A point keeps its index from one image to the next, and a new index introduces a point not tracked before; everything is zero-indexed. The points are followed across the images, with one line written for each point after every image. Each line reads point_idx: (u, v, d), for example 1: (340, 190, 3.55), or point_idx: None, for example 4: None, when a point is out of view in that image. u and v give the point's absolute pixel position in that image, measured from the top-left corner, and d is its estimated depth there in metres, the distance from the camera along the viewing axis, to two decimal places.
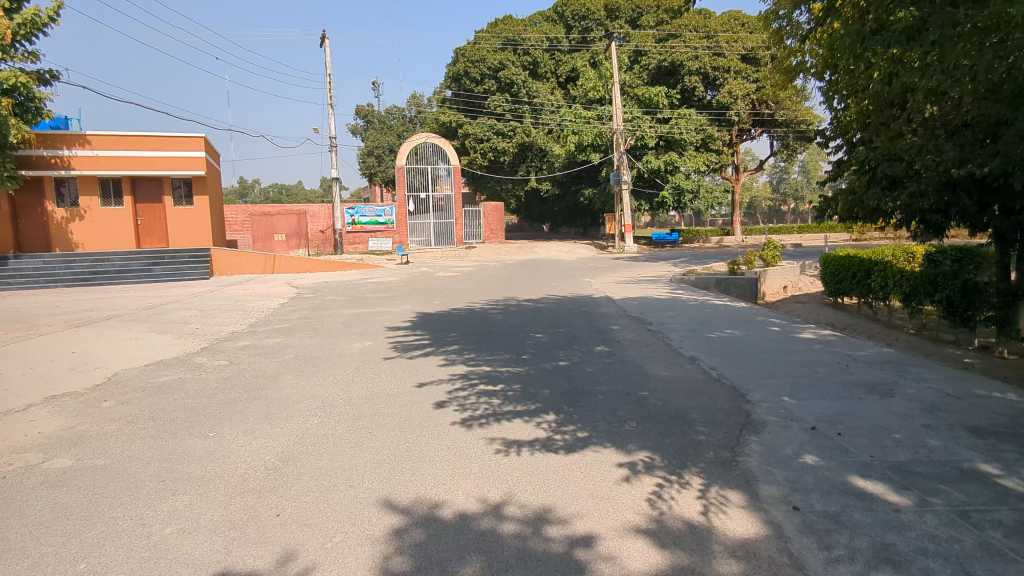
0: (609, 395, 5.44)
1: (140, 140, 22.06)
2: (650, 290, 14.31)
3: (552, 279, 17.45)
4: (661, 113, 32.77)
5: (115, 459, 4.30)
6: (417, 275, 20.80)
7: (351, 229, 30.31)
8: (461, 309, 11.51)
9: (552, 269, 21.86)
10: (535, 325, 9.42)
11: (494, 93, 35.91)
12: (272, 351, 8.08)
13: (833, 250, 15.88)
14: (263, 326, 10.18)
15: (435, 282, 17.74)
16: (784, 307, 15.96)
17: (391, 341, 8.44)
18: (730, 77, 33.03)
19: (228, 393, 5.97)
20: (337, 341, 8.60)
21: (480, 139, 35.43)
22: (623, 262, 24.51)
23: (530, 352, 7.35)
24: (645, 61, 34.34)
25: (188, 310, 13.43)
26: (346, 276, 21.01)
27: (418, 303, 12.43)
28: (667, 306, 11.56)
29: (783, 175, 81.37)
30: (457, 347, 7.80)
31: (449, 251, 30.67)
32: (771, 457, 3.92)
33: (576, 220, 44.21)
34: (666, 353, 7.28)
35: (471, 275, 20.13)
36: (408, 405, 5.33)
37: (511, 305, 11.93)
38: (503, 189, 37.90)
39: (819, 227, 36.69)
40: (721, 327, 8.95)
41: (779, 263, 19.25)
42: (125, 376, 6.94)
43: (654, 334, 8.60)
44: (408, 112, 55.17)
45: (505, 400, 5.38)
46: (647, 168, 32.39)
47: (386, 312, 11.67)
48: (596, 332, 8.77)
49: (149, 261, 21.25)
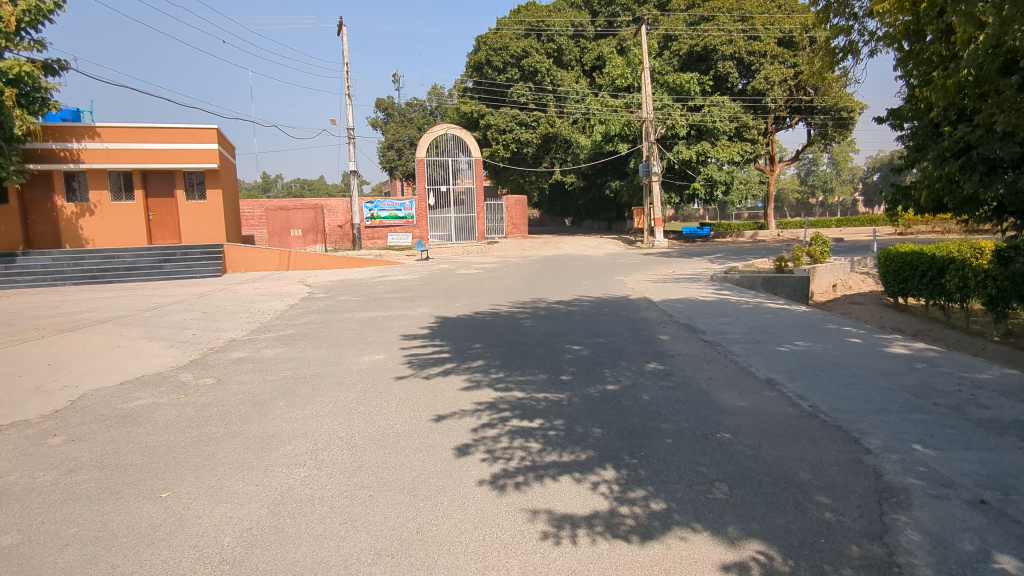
0: (681, 438, 4.22)
1: (151, 132, 21.27)
2: (692, 291, 12.99)
3: (582, 278, 16.23)
4: (693, 101, 31.27)
5: (27, 536, 3.19)
6: (437, 273, 19.73)
7: (369, 223, 29.28)
8: (486, 313, 10.35)
9: (579, 266, 20.62)
10: (571, 334, 8.17)
11: (517, 82, 34.63)
12: (268, 367, 6.95)
13: (893, 245, 14.29)
14: (265, 334, 9.10)
15: (457, 281, 16.62)
16: (837, 308, 14.55)
17: (406, 355, 7.28)
18: (766, 61, 31.43)
19: (204, 428, 4.84)
20: (344, 354, 7.44)
21: (502, 130, 34.23)
22: (654, 257, 23.22)
23: (569, 372, 6.15)
24: (675, 47, 32.83)
25: (190, 312, 12.44)
26: (363, 273, 20.02)
27: (437, 306, 11.27)
28: (718, 310, 10.24)
29: (811, 167, 78.84)
30: (481, 364, 6.60)
31: (470, 247, 29.57)
32: (945, 559, 2.70)
33: (601, 214, 42.90)
34: (734, 373, 6.02)
35: (494, 272, 19.01)
36: (422, 451, 4.16)
37: (541, 309, 10.73)
38: (526, 182, 36.64)
39: (859, 220, 34.81)
40: (790, 337, 7.64)
41: (827, 259, 17.79)
42: (91, 399, 5.88)
43: (713, 347, 7.32)
44: (428, 104, 54.01)
45: (546, 444, 4.17)
46: (678, 159, 31.14)
47: (402, 316, 10.53)
48: (644, 344, 7.51)
49: (160, 258, 20.42)
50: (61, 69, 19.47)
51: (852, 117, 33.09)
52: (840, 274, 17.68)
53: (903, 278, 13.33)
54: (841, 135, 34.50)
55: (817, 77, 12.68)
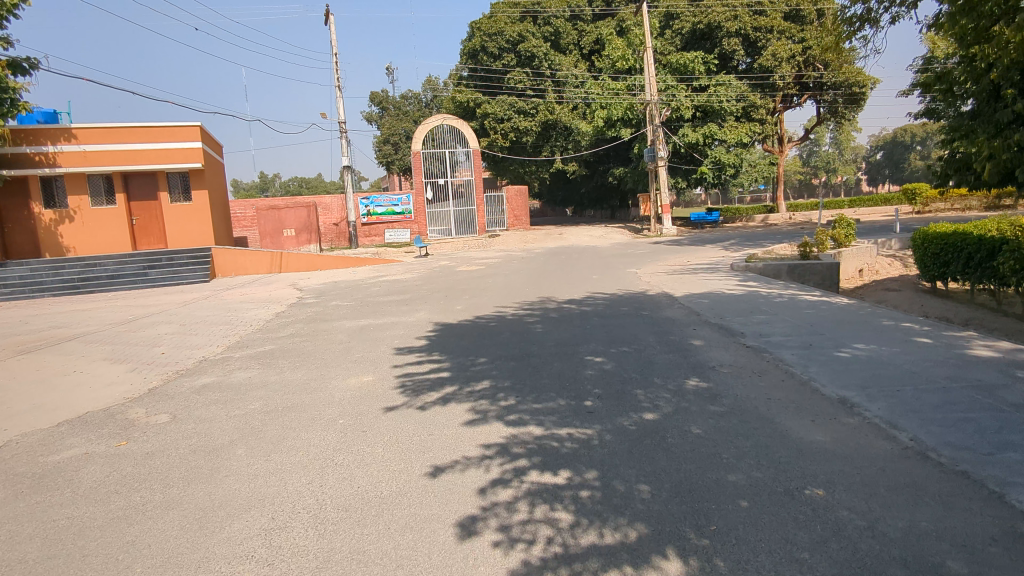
0: (762, 500, 3.14)
1: (131, 132, 20.11)
2: (715, 283, 11.92)
3: (592, 271, 15.14)
4: (698, 82, 30.16)
5: None
6: (436, 270, 18.67)
7: (366, 220, 28.46)
8: (489, 318, 9.27)
9: (586, 258, 19.56)
10: (589, 342, 7.07)
11: (514, 68, 33.40)
12: (236, 396, 5.86)
13: (929, 226, 13.34)
14: (241, 351, 8.02)
15: (457, 279, 15.58)
16: (869, 296, 13.48)
17: (399, 375, 6.19)
18: (773, 37, 30.41)
19: (132, 496, 3.74)
20: (326, 376, 6.35)
21: (500, 119, 33.07)
22: (664, 246, 22.18)
23: (596, 395, 5.06)
24: (677, 25, 31.72)
25: (166, 325, 11.35)
26: (359, 274, 18.96)
27: (437, 311, 10.18)
28: (749, 305, 9.14)
29: (813, 148, 77.70)
30: (487, 386, 5.51)
31: (472, 241, 28.50)
32: None
33: (604, 203, 41.85)
34: (797, 392, 4.93)
35: (498, 268, 17.92)
36: (413, 531, 3.07)
37: (551, 311, 9.64)
38: (526, 172, 35.46)
39: (874, 200, 33.74)
40: (848, 339, 6.55)
41: (852, 243, 16.71)
42: (13, 450, 4.81)
43: (759, 355, 6.21)
44: (423, 96, 52.69)
45: (580, 515, 3.09)
46: (684, 142, 29.97)
47: (397, 324, 9.44)
48: (678, 354, 6.41)
49: (144, 265, 19.35)
50: (31, 68, 18.36)
51: (863, 91, 31.99)
52: (866, 258, 16.64)
53: (944, 262, 12.33)
54: (852, 111, 33.43)
55: (841, 43, 11.58)
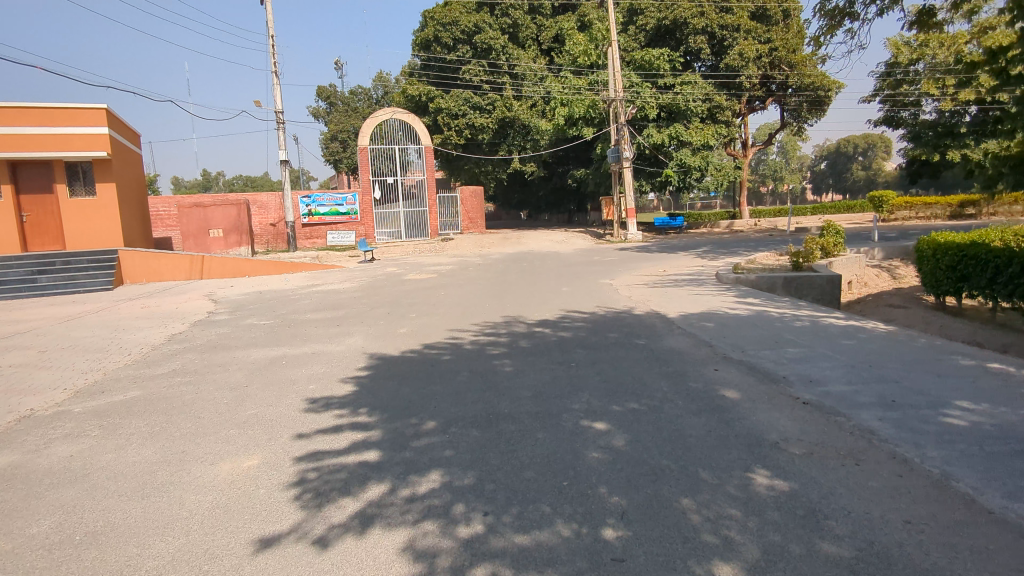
0: None
1: (19, 113, 17.00)
2: (710, 299, 10.15)
3: (562, 282, 13.23)
4: (664, 80, 28.82)
5: None
6: (380, 279, 16.42)
7: (307, 221, 25.96)
8: (441, 348, 7.15)
9: (549, 265, 17.62)
10: (580, 393, 5.05)
11: (469, 60, 31.28)
12: (24, 500, 3.57)
13: (938, 235, 11.93)
14: (88, 401, 5.65)
15: (405, 290, 13.39)
16: (873, 314, 11.98)
17: (302, 459, 4.03)
18: (740, 36, 29.51)
19: None
20: (189, 455, 4.14)
21: (454, 115, 31.00)
22: (632, 253, 20.51)
23: (620, 516, 3.04)
24: (641, 21, 30.35)
25: (22, 348, 8.77)
26: (290, 282, 16.56)
27: (375, 337, 8.01)
28: (769, 333, 7.32)
29: (761, 157, 78.81)
30: (438, 489, 3.43)
31: (423, 244, 26.25)
32: None
33: (561, 206, 40.33)
34: (946, 508, 3.03)
35: (453, 276, 15.85)
36: None
37: (520, 338, 7.58)
38: (482, 172, 33.49)
39: (835, 207, 33.26)
40: (942, 393, 4.73)
41: (841, 252, 15.42)
42: None
43: (831, 419, 4.33)
44: (374, 92, 50.45)
45: None
46: (649, 143, 28.58)
47: (320, 355, 7.22)
48: (714, 417, 4.46)
49: (34, 269, 16.39)
50: None
51: (828, 95, 31.31)
52: (855, 268, 15.34)
53: (962, 276, 10.94)
54: (814, 116, 32.76)
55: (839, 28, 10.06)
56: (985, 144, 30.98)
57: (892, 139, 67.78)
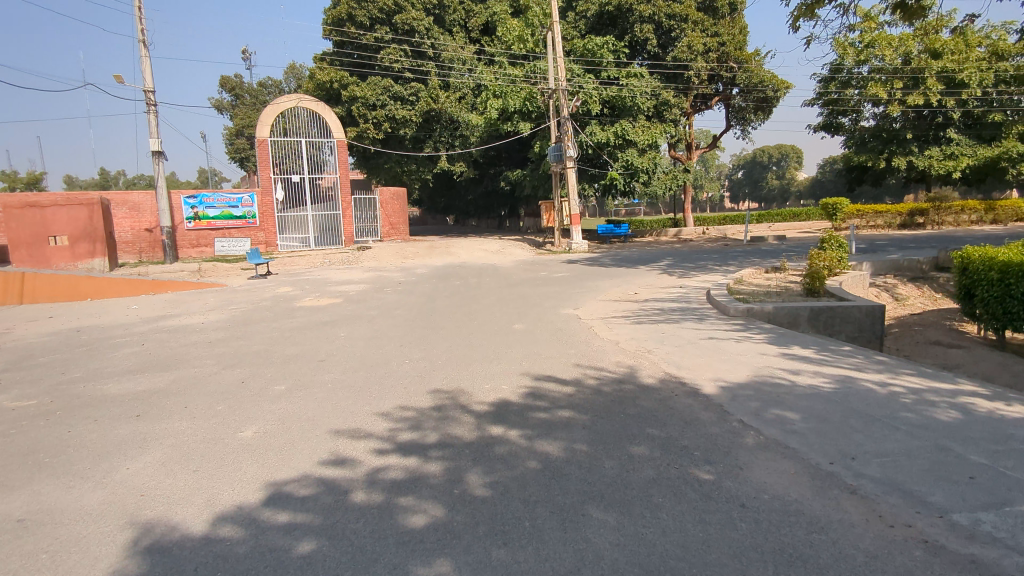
0: None
1: None
2: (744, 349, 6.88)
3: (516, 313, 9.67)
4: (607, 71, 25.96)
5: None
6: (265, 304, 12.28)
7: (192, 227, 21.06)
8: (304, 506, 3.37)
9: (487, 284, 14.01)
10: None
11: (389, 43, 27.19)
12: None
13: (1005, 254, 9.19)
14: None
15: (290, 326, 9.39)
16: (922, 356, 9.17)
17: None
18: (688, 27, 27.15)
19: None
20: None
21: (372, 104, 26.84)
22: (582, 266, 17.24)
23: None
24: (581, 7, 27.94)
25: None
26: (139, 310, 12.16)
27: (185, 460, 4.13)
28: (928, 442, 4.01)
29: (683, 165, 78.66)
30: None
31: (335, 253, 22.15)
32: None
33: (492, 210, 37.03)
34: None
35: (366, 301, 12.00)
36: None
37: (467, 462, 3.90)
38: (405, 171, 29.52)
39: (782, 215, 31.72)
40: None
41: (846, 269, 12.79)
42: None
43: None
44: (284, 84, 45.95)
45: None
46: (592, 141, 25.55)
47: (27, 531, 3.25)
48: None
49: None
50: None
51: (775, 95, 29.26)
52: (861, 289, 12.69)
53: None
54: (759, 118, 30.98)
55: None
56: (929, 150, 30.60)
57: (805, 151, 68.67)
